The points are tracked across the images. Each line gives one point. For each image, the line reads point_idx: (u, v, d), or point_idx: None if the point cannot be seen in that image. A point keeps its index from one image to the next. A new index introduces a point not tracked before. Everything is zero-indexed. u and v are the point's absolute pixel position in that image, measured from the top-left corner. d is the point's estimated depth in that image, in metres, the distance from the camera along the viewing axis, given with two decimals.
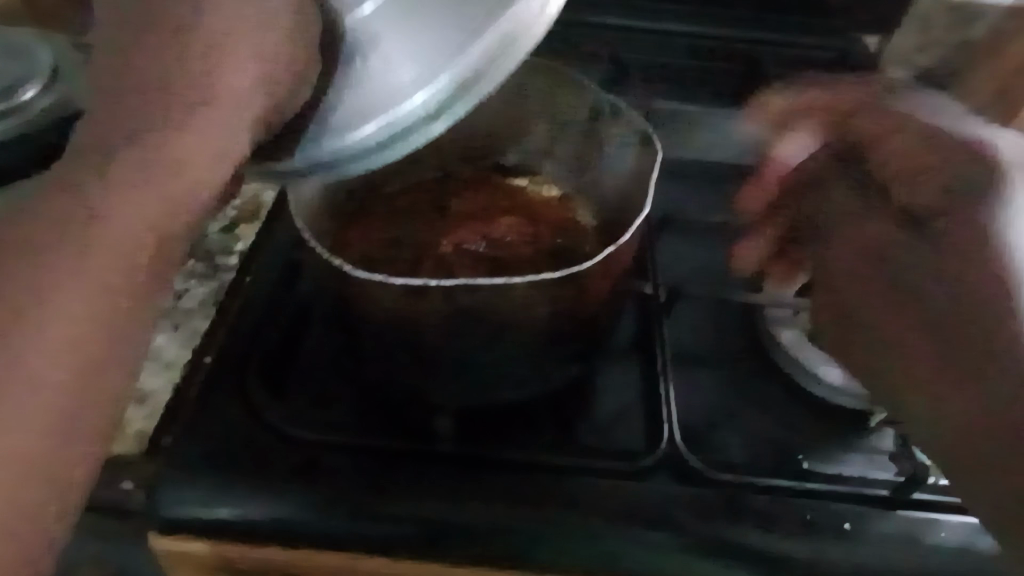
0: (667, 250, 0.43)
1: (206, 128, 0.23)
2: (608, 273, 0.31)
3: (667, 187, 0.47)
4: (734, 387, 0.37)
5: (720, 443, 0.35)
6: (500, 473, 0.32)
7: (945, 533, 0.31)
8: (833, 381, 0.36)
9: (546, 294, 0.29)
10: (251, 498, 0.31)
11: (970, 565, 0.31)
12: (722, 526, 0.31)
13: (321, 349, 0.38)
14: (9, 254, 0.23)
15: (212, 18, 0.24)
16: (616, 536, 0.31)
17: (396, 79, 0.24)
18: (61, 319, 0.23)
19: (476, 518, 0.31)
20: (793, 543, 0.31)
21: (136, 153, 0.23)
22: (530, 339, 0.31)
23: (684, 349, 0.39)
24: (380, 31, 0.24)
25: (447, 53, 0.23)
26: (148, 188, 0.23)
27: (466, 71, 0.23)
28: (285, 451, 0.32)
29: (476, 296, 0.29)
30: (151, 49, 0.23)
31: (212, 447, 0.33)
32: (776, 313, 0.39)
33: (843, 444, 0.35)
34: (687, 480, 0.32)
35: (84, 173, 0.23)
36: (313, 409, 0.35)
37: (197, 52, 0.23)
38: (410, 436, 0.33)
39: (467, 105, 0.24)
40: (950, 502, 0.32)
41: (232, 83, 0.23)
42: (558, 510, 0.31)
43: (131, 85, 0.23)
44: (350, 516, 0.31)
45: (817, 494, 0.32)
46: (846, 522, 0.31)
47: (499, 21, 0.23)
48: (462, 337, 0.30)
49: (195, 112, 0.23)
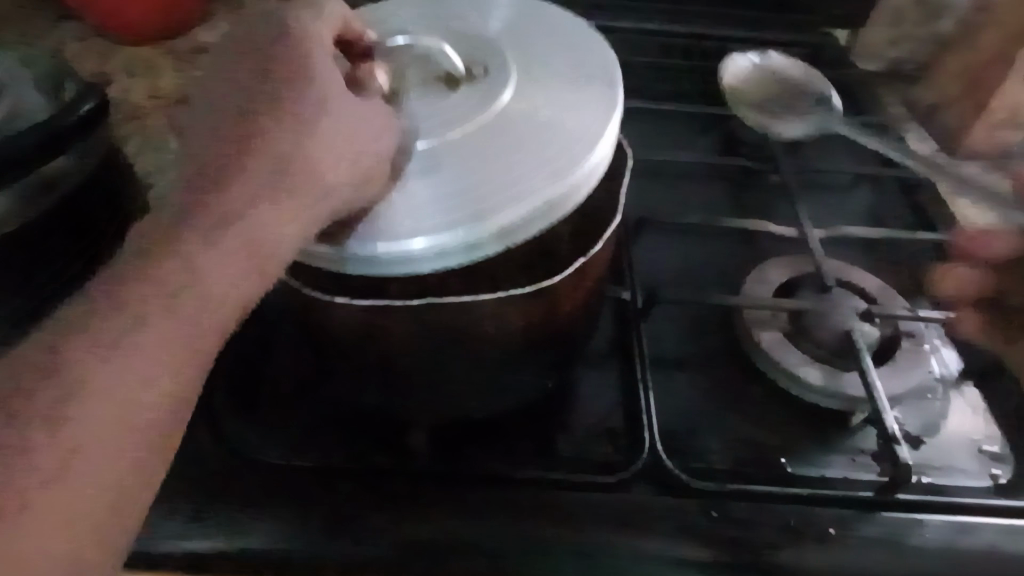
0: (642, 252, 0.46)
1: (282, 207, 0.27)
2: (579, 284, 0.30)
3: (638, 201, 0.50)
4: (715, 393, 0.40)
5: (702, 449, 0.38)
6: (486, 490, 0.34)
7: (927, 534, 0.33)
8: (815, 381, 0.39)
9: (516, 309, 0.28)
10: (236, 526, 0.32)
11: (954, 564, 0.33)
12: (703, 535, 0.33)
13: (284, 370, 0.39)
14: (119, 294, 0.26)
15: (328, 112, 0.28)
16: (602, 548, 0.32)
17: (412, 219, 0.27)
18: (157, 364, 0.25)
19: (462, 537, 0.32)
20: (776, 551, 0.32)
21: (237, 220, 0.26)
22: (503, 355, 0.30)
23: (663, 354, 0.42)
24: (422, 174, 0.29)
25: (467, 212, 0.27)
26: (236, 248, 0.26)
27: (467, 236, 0.27)
28: (265, 476, 0.34)
29: (440, 313, 0.28)
30: (268, 126, 0.27)
31: (194, 473, 0.33)
32: (756, 317, 0.42)
33: (826, 446, 0.38)
34: (669, 491, 0.35)
35: (189, 228, 0.26)
36: (287, 431, 0.36)
37: (302, 131, 0.27)
38: (388, 456, 0.35)
39: (460, 259, 0.27)
40: (932, 501, 0.35)
41: (321, 165, 0.27)
42: (545, 528, 0.32)
43: (242, 150, 0.27)
44: (334, 539, 0.32)
45: (800, 499, 0.34)
46: (830, 527, 0.33)
47: (513, 207, 0.27)
48: (431, 356, 0.30)
49: (282, 187, 0.27)
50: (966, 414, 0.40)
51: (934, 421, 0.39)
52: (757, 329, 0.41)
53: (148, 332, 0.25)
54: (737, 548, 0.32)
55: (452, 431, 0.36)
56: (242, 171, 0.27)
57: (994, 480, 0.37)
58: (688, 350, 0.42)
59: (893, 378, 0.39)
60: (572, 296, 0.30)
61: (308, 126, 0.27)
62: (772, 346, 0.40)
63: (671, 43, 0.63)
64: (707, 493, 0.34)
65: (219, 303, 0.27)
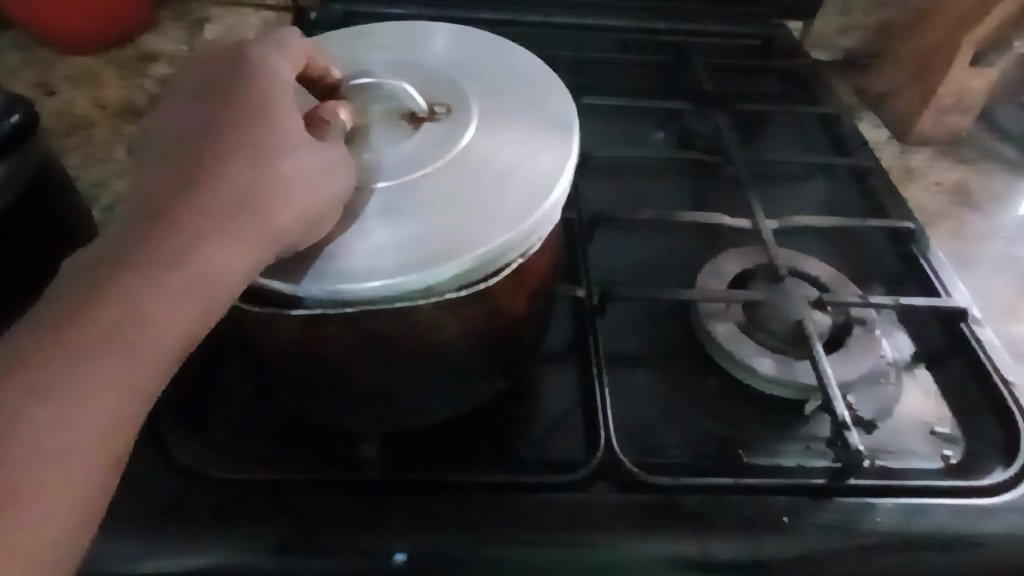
0: (596, 251, 0.46)
1: (240, 250, 0.25)
2: (521, 285, 0.29)
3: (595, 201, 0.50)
4: (673, 388, 0.40)
5: (660, 444, 0.38)
6: (440, 495, 0.34)
7: (879, 518, 0.34)
8: (767, 371, 0.39)
9: (456, 314, 0.28)
10: (184, 545, 0.31)
11: (905, 546, 0.33)
12: (659, 531, 0.33)
13: (236, 385, 0.39)
14: (80, 308, 0.24)
15: (298, 157, 0.27)
16: (558, 547, 0.32)
17: (367, 257, 0.26)
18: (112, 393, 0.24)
19: (416, 544, 0.32)
20: (730, 542, 0.32)
21: (200, 256, 0.25)
22: (447, 360, 0.30)
23: (620, 352, 0.42)
24: (382, 207, 0.27)
25: (424, 255, 0.26)
26: (198, 284, 0.25)
27: (420, 281, 0.26)
28: (215, 493, 0.33)
29: (378, 321, 0.27)
30: (241, 166, 0.26)
31: (140, 494, 0.33)
32: (711, 309, 0.42)
33: (781, 435, 0.38)
34: (627, 488, 0.34)
35: (153, 251, 0.25)
36: (239, 446, 0.36)
37: (270, 178, 0.26)
38: (341, 467, 0.35)
39: (411, 302, 0.26)
40: (883, 485, 0.35)
41: (284, 213, 0.26)
42: (499, 531, 0.32)
43: (213, 183, 0.26)
44: (286, 553, 0.31)
45: (754, 489, 0.35)
46: (784, 515, 0.33)
47: (470, 254, 0.26)
48: (373, 364, 0.29)
49: (247, 231, 0.25)
50: (917, 398, 0.41)
51: (886, 405, 0.40)
52: (711, 322, 0.41)
53: (83, 369, 0.23)
54: (692, 542, 0.32)
55: (408, 440, 0.36)
56: (206, 205, 0.25)
57: (945, 461, 0.38)
58: (643, 345, 0.42)
59: (844, 365, 0.40)
60: (515, 297, 0.29)
61: (267, 159, 0.26)
62: (725, 338, 0.40)
63: (628, 41, 0.63)
64: (663, 487, 0.34)
65: (169, 343, 0.25)
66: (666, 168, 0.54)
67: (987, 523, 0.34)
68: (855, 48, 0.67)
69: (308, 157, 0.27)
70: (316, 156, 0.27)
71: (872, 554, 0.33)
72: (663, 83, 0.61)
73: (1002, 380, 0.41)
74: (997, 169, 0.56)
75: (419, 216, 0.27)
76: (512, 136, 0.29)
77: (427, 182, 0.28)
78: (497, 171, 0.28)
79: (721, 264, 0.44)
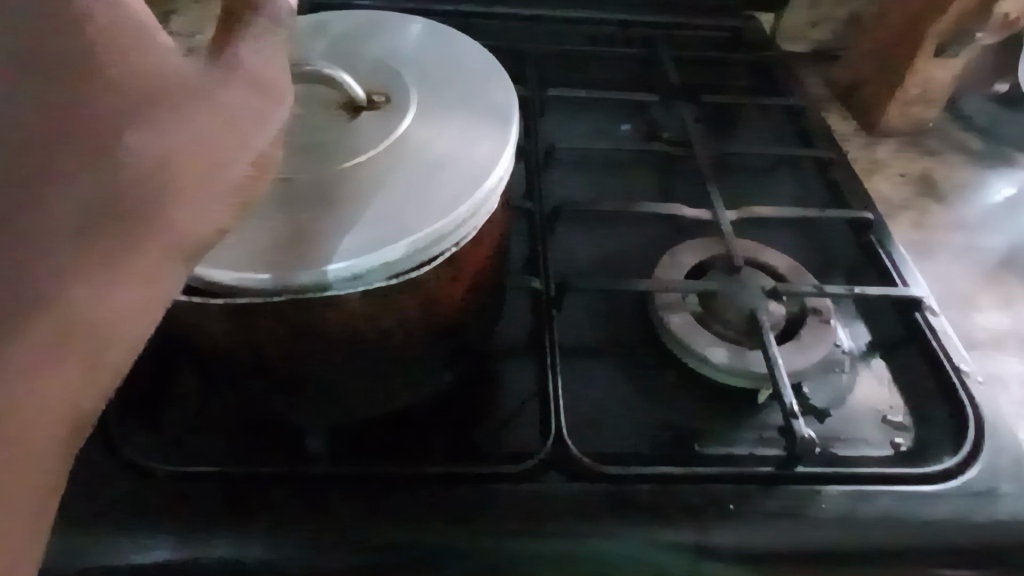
0: (557, 245, 0.47)
1: (159, 281, 0.21)
2: (461, 277, 0.30)
3: (559, 197, 0.50)
4: (629, 378, 0.40)
5: (612, 434, 0.38)
6: (390, 486, 0.34)
7: (825, 504, 0.34)
8: (719, 361, 0.39)
9: (393, 305, 0.28)
10: (128, 542, 0.31)
11: (849, 532, 0.33)
12: (605, 519, 0.33)
13: (188, 379, 0.38)
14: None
15: (165, 129, 0.21)
16: (507, 538, 0.32)
17: (306, 246, 0.26)
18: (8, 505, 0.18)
19: (363, 537, 0.32)
20: (674, 529, 0.33)
21: (83, 298, 0.19)
22: (389, 352, 0.30)
23: (577, 344, 0.42)
24: (324, 196, 0.27)
25: (366, 242, 0.26)
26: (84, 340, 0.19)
27: (358, 269, 0.26)
28: (160, 487, 0.33)
29: (315, 313, 0.27)
30: (86, 157, 0.20)
31: (84, 492, 0.32)
32: (667, 300, 0.42)
33: (733, 424, 0.39)
34: (575, 477, 0.34)
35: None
36: (190, 439, 0.36)
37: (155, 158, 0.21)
38: (292, 459, 0.34)
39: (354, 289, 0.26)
40: (829, 472, 0.35)
41: (178, 210, 0.21)
42: (447, 522, 0.32)
43: (61, 191, 0.19)
44: (232, 549, 0.31)
45: (703, 476, 0.35)
46: (730, 503, 0.34)
47: (410, 238, 0.26)
48: (313, 356, 0.29)
49: (140, 245, 0.20)
50: (871, 387, 0.41)
51: (839, 394, 0.40)
52: (666, 313, 0.41)
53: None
54: (637, 531, 0.33)
55: (358, 430, 0.36)
56: (68, 217, 0.19)
57: (895, 448, 0.38)
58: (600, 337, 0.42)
59: (796, 354, 0.40)
60: (453, 289, 0.30)
61: (139, 138, 0.20)
62: (680, 328, 0.40)
63: (598, 34, 0.63)
64: (609, 477, 0.34)
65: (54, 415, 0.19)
66: (635, 164, 0.54)
67: (934, 508, 0.34)
68: (826, 40, 0.66)
69: (195, 114, 0.22)
70: (199, 112, 0.22)
71: (817, 542, 0.33)
72: (636, 79, 0.61)
73: (954, 367, 0.41)
74: (964, 156, 0.56)
75: (358, 204, 0.27)
76: (450, 125, 0.30)
77: (363, 171, 0.28)
78: (436, 159, 0.28)
79: (679, 255, 0.45)
